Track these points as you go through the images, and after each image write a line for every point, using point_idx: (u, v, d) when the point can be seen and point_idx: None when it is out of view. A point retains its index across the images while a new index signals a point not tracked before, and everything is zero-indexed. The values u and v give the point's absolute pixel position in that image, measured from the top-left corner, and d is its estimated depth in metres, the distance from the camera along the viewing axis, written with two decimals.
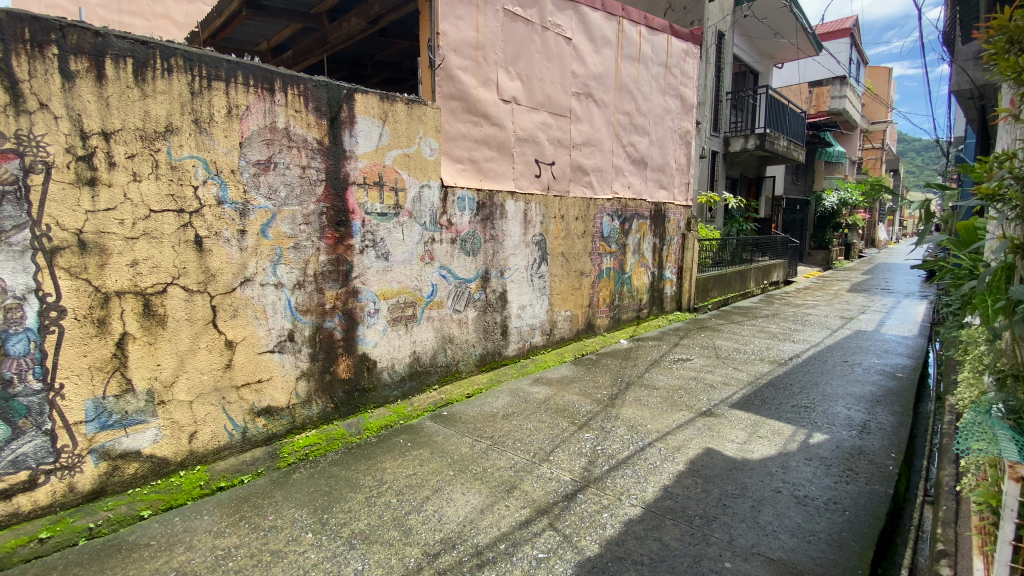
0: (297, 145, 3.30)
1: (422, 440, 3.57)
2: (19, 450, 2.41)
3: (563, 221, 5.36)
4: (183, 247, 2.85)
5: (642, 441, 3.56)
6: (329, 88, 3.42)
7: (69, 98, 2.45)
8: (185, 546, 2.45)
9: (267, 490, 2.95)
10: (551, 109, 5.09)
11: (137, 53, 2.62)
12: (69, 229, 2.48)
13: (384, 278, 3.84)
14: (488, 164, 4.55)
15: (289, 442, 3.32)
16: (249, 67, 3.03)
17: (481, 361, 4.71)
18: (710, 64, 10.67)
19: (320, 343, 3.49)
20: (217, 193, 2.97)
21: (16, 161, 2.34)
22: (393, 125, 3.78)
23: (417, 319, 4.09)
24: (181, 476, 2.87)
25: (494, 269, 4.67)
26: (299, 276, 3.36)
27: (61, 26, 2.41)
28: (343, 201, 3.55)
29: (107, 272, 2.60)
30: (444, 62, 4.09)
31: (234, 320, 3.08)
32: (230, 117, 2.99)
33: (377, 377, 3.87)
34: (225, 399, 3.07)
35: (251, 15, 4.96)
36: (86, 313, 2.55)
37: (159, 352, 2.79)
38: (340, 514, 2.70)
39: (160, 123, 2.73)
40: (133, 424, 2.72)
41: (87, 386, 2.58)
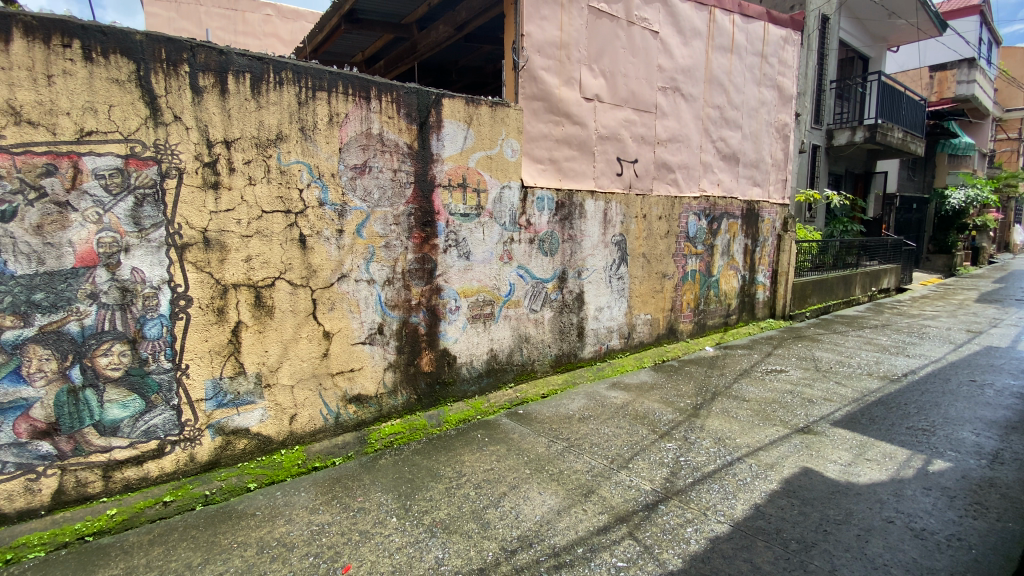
0: (389, 149, 3.47)
1: (499, 436, 3.61)
2: (151, 422, 2.75)
3: (646, 220, 5.19)
4: (289, 245, 3.11)
5: (731, 456, 3.35)
6: (420, 94, 3.57)
7: (198, 111, 2.77)
8: (285, 518, 2.66)
9: (357, 473, 3.14)
10: (636, 106, 4.95)
11: (254, 69, 2.90)
12: (196, 228, 2.80)
13: (465, 277, 3.93)
14: (570, 164, 4.52)
15: (376, 429, 3.50)
16: (348, 76, 3.24)
17: (557, 362, 4.67)
18: (811, 52, 9.83)
19: (405, 337, 3.66)
20: (319, 195, 3.20)
21: (154, 167, 2.67)
22: (477, 127, 3.87)
23: (495, 318, 4.14)
24: (282, 454, 3.14)
25: (572, 269, 4.63)
26: (388, 273, 3.53)
27: (192, 47, 2.72)
28: (429, 202, 3.69)
29: (227, 266, 2.90)
30: (528, 63, 4.11)
31: (332, 313, 3.31)
32: (331, 124, 3.22)
33: (457, 372, 3.97)
34: (321, 385, 3.31)
35: (349, 29, 5.34)
36: (209, 303, 2.86)
37: (267, 340, 3.07)
38: (422, 501, 2.80)
39: (272, 131, 3.00)
40: (244, 404, 3.02)
41: (208, 367, 2.89)
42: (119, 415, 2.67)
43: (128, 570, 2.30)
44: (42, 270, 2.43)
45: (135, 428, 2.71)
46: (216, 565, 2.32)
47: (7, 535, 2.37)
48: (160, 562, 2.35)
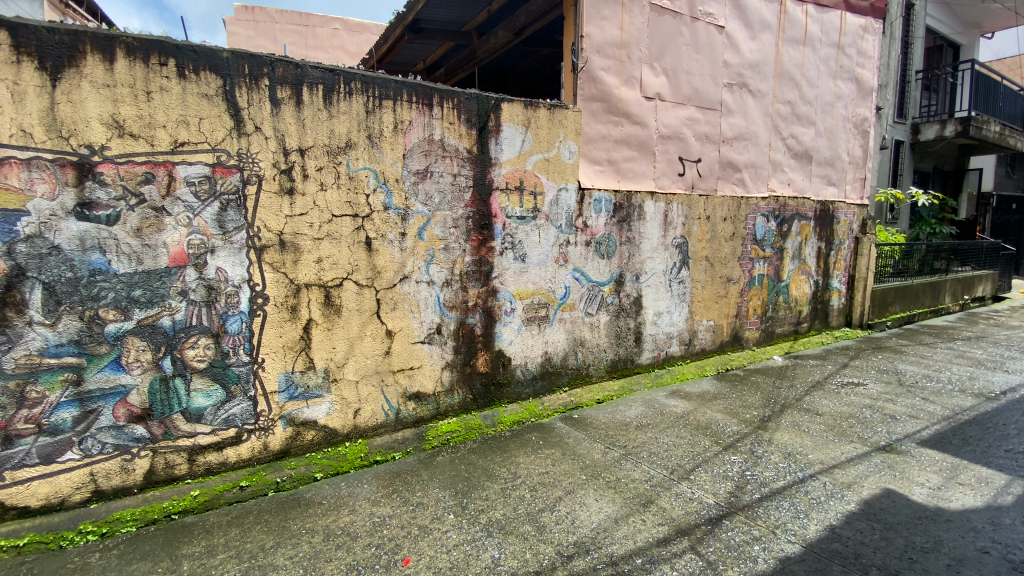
0: (450, 154, 3.55)
1: (554, 440, 3.59)
2: (231, 410, 2.95)
3: (709, 222, 4.99)
4: (356, 247, 3.25)
5: (802, 473, 3.15)
6: (480, 100, 3.63)
7: (276, 122, 2.96)
8: (349, 509, 2.78)
9: (416, 468, 3.23)
10: (699, 104, 4.78)
11: (326, 80, 3.06)
12: (273, 231, 2.99)
13: (521, 279, 3.95)
14: (629, 165, 4.43)
15: (434, 426, 3.58)
16: (412, 84, 3.35)
17: (614, 367, 4.57)
18: (894, 40, 9.10)
19: (462, 337, 3.72)
20: (384, 200, 3.33)
21: (237, 174, 2.88)
22: (535, 131, 3.88)
23: (550, 320, 4.12)
24: (346, 447, 3.28)
25: (630, 272, 4.52)
26: (446, 275, 3.61)
27: (272, 61, 2.91)
28: (487, 205, 3.74)
29: (300, 267, 3.08)
30: (587, 64, 4.08)
31: (394, 313, 3.42)
32: (396, 131, 3.34)
33: (512, 374, 3.98)
34: (383, 381, 3.43)
35: (412, 38, 5.53)
36: (283, 301, 3.04)
37: (334, 337, 3.22)
38: (479, 500, 2.83)
39: (342, 139, 3.15)
40: (312, 397, 3.18)
41: (282, 362, 3.07)
42: (203, 403, 2.88)
43: (209, 547, 2.48)
44: (140, 269, 2.68)
45: (216, 416, 2.92)
46: (286, 549, 2.45)
47: (105, 509, 2.62)
48: (237, 543, 2.52)
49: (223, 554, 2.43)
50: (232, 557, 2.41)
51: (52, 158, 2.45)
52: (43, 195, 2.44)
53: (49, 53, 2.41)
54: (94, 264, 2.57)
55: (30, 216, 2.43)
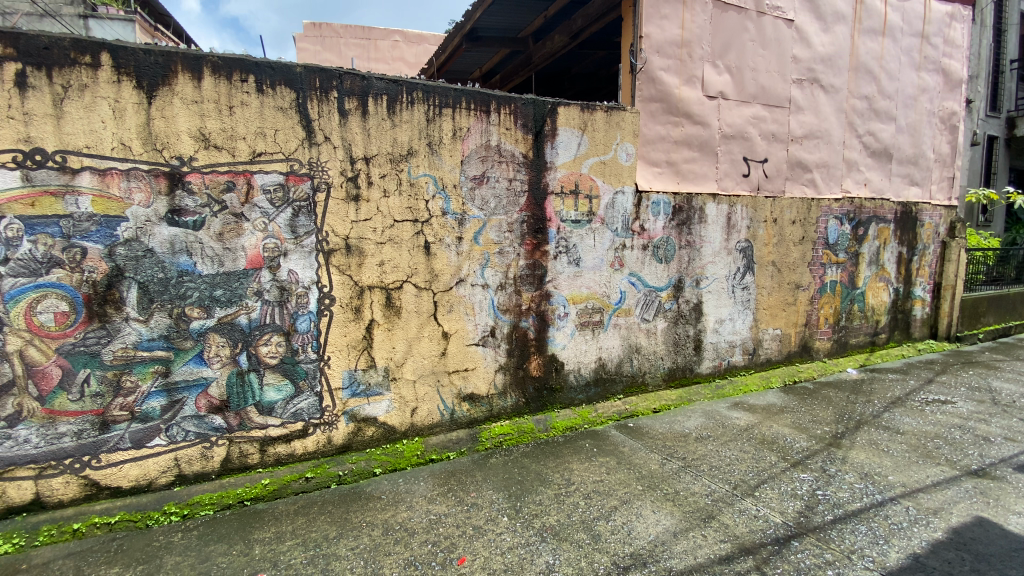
0: (506, 159, 3.59)
1: (609, 448, 3.53)
2: (298, 405, 3.12)
3: (776, 225, 4.75)
4: (415, 251, 3.35)
5: (880, 495, 2.92)
6: (536, 104, 3.64)
7: (344, 132, 3.10)
8: (406, 505, 2.85)
9: (470, 469, 3.27)
10: (765, 101, 4.57)
11: (390, 91, 3.18)
12: (340, 235, 3.14)
13: (575, 283, 3.91)
14: (689, 166, 4.30)
15: (487, 428, 3.61)
16: (471, 92, 3.41)
17: (671, 376, 4.42)
18: (986, 27, 8.33)
19: (516, 340, 3.73)
20: (442, 206, 3.41)
21: (308, 182, 3.04)
22: (592, 134, 3.84)
23: (605, 326, 4.05)
24: (404, 444, 3.37)
25: (689, 277, 4.37)
26: (501, 279, 3.64)
27: (340, 75, 3.05)
28: (542, 209, 3.74)
29: (363, 269, 3.21)
30: (646, 65, 4.01)
31: (450, 315, 3.49)
32: (455, 139, 3.41)
33: (565, 379, 3.94)
34: (439, 382, 3.50)
35: (469, 47, 5.65)
36: (348, 302, 3.18)
37: (394, 337, 3.33)
38: (533, 504, 2.83)
39: (404, 147, 3.26)
40: (373, 394, 3.30)
41: (345, 360, 3.21)
42: (274, 397, 3.06)
43: (278, 534, 2.63)
44: (221, 270, 2.89)
45: (286, 410, 3.09)
46: (348, 540, 2.55)
47: (187, 493, 2.84)
48: (303, 531, 2.65)
49: (291, 541, 2.56)
50: (298, 545, 2.53)
51: (147, 169, 2.70)
52: (140, 202, 2.69)
53: (146, 73, 2.65)
54: (182, 266, 2.80)
55: (129, 221, 2.68)
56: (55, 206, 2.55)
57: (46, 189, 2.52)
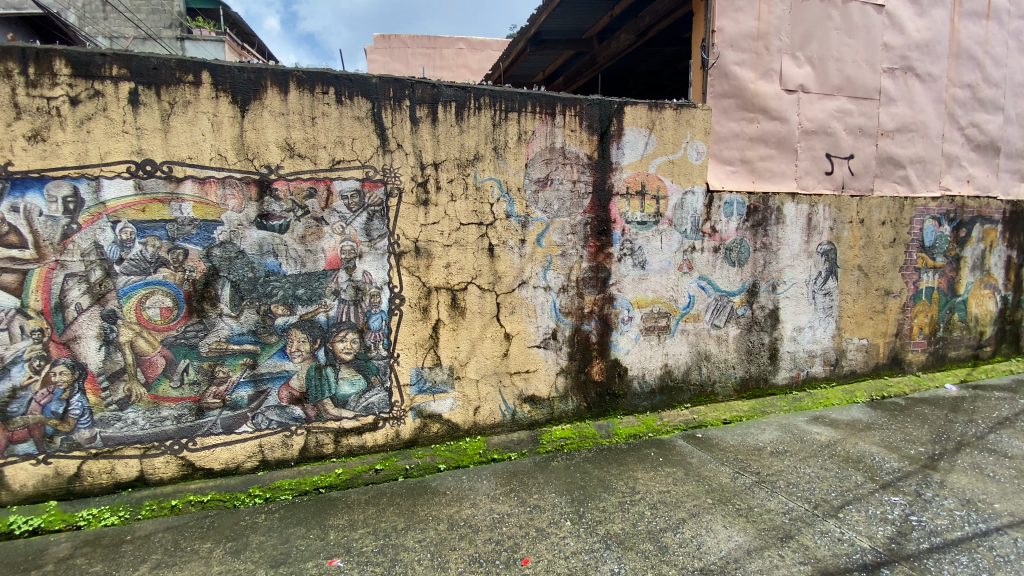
0: (571, 161, 3.57)
1: (675, 458, 3.41)
2: (370, 399, 3.26)
3: (862, 226, 4.40)
4: (480, 253, 3.41)
5: (985, 525, 2.63)
6: (602, 105, 3.59)
7: (415, 139, 3.22)
8: (470, 502, 2.90)
9: (531, 470, 3.28)
10: (851, 94, 4.26)
11: (458, 97, 3.26)
12: (409, 238, 3.26)
13: (640, 286, 3.81)
14: (765, 164, 4.08)
15: (548, 431, 3.61)
16: (537, 95, 3.43)
17: (743, 386, 4.20)
18: None
19: (578, 344, 3.70)
20: (507, 208, 3.45)
21: (381, 187, 3.19)
22: (660, 133, 3.74)
23: (671, 331, 3.92)
24: (466, 442, 3.44)
25: (764, 282, 4.14)
26: (563, 281, 3.62)
27: (412, 84, 3.17)
28: (607, 211, 3.68)
29: (431, 271, 3.32)
30: (718, 60, 3.85)
31: (513, 316, 3.53)
32: (520, 142, 3.44)
33: (628, 385, 3.86)
34: (501, 382, 3.54)
35: (533, 50, 5.69)
36: (416, 302, 3.30)
37: (459, 337, 3.41)
38: (596, 511, 2.79)
39: (471, 152, 3.34)
40: (438, 392, 3.40)
41: (413, 358, 3.33)
42: (348, 391, 3.22)
43: (350, 521, 2.76)
44: (303, 271, 3.08)
45: (358, 403, 3.24)
46: (415, 533, 2.63)
47: (269, 477, 3.05)
48: (373, 521, 2.76)
49: (362, 529, 2.68)
50: (370, 533, 2.64)
51: (240, 177, 2.93)
52: (233, 208, 2.93)
53: (239, 88, 2.88)
54: (269, 266, 3.02)
55: (224, 225, 2.92)
56: (162, 212, 2.82)
57: (155, 196, 2.80)
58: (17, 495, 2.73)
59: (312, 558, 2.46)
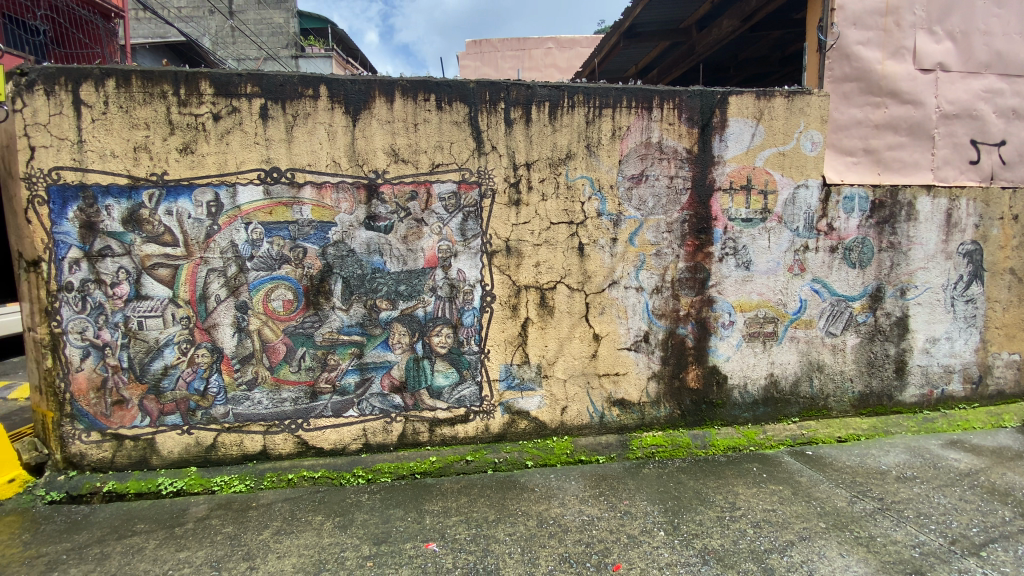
0: (668, 156, 3.43)
1: (781, 476, 3.15)
2: (462, 392, 3.38)
3: (1017, 223, 3.78)
4: (570, 252, 3.39)
5: None
6: (704, 96, 3.41)
7: (509, 140, 3.27)
8: (559, 501, 2.90)
9: (621, 475, 3.20)
10: (1003, 70, 3.68)
11: (552, 97, 3.26)
12: (501, 237, 3.33)
13: (743, 288, 3.57)
14: (893, 154, 3.64)
15: (638, 436, 3.50)
16: (633, 90, 3.33)
17: (862, 402, 3.79)
18: None
19: (672, 348, 3.55)
20: (599, 207, 3.40)
21: (476, 188, 3.28)
22: (768, 123, 3.48)
23: (777, 338, 3.63)
24: (554, 441, 3.44)
25: (890, 286, 3.70)
26: (657, 282, 3.49)
27: (508, 86, 3.23)
28: (707, 208, 3.49)
29: (522, 270, 3.36)
30: (838, 41, 3.50)
31: (603, 317, 3.46)
32: (614, 138, 3.37)
33: (727, 394, 3.63)
34: (590, 383, 3.49)
35: (627, 44, 5.55)
36: (507, 300, 3.36)
37: (547, 336, 3.42)
38: (692, 523, 2.66)
39: (563, 151, 3.33)
40: (526, 389, 3.43)
41: (503, 355, 3.39)
42: (443, 383, 3.36)
43: (445, 509, 2.87)
44: (404, 268, 3.26)
45: (451, 395, 3.37)
46: (506, 526, 2.68)
47: (371, 460, 3.27)
48: (466, 510, 2.86)
49: (456, 517, 2.78)
50: (462, 522, 2.74)
51: (351, 181, 3.16)
52: (345, 210, 3.17)
53: (352, 99, 3.11)
54: (375, 264, 3.23)
55: (337, 225, 3.18)
56: (286, 214, 3.13)
57: (280, 200, 3.12)
58: (165, 459, 3.18)
59: (410, 540, 2.60)
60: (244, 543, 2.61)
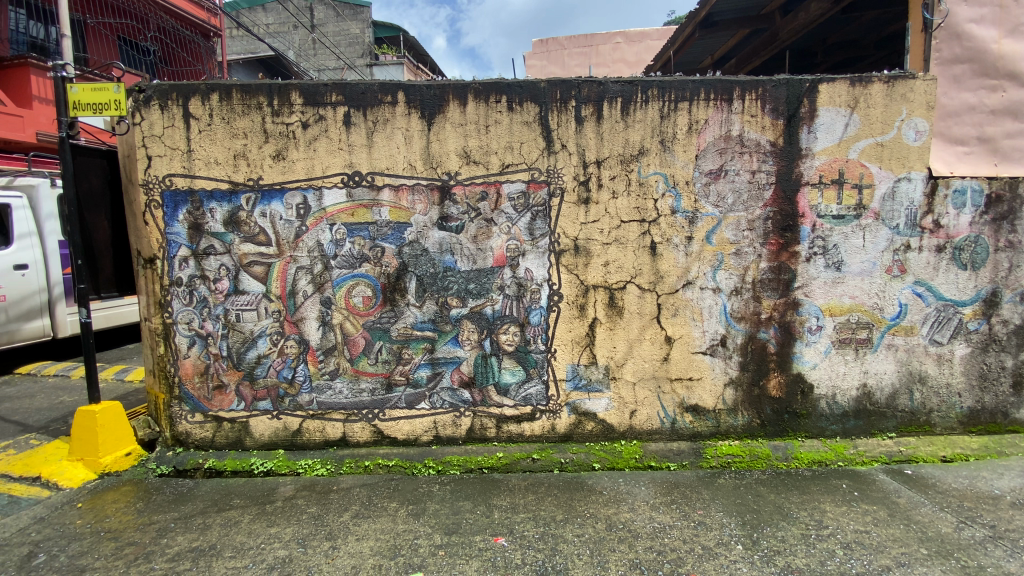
0: (749, 150, 3.25)
1: (875, 495, 2.90)
2: (528, 390, 3.40)
3: None
4: (641, 251, 3.31)
5: None
6: (790, 85, 3.20)
7: (579, 138, 3.25)
8: (629, 506, 2.85)
9: (694, 483, 3.08)
10: None
11: (625, 92, 3.20)
12: (570, 236, 3.31)
13: (833, 291, 3.31)
14: (1013, 142, 3.23)
15: (713, 445, 3.35)
16: (711, 82, 3.19)
17: (972, 419, 3.40)
18: None
19: (751, 353, 3.37)
20: (673, 204, 3.29)
21: (545, 187, 3.28)
22: (864, 111, 3.20)
23: (872, 345, 3.34)
24: (622, 445, 3.38)
25: (1009, 290, 3.30)
26: (736, 283, 3.33)
27: (579, 83, 3.20)
28: (792, 204, 3.28)
29: (590, 269, 3.32)
30: (947, 19, 3.16)
31: (675, 319, 3.35)
32: (690, 133, 3.24)
33: (813, 404, 3.39)
34: (661, 387, 3.39)
35: (702, 34, 5.33)
36: (575, 299, 3.34)
37: (616, 337, 3.36)
38: (774, 539, 2.52)
39: (636, 147, 3.25)
40: (594, 390, 3.40)
41: (570, 355, 3.38)
42: (509, 380, 3.39)
43: (512, 504, 2.91)
44: (474, 267, 3.33)
45: (518, 393, 3.40)
46: (574, 527, 2.67)
47: (441, 453, 3.37)
48: (534, 508, 2.87)
49: (524, 514, 2.81)
50: (530, 519, 2.76)
51: (425, 183, 3.28)
52: (419, 211, 3.29)
53: (426, 104, 3.22)
54: (446, 262, 3.32)
55: (412, 226, 3.30)
56: (366, 216, 3.30)
57: (361, 202, 3.29)
58: (257, 441, 3.46)
59: (480, 533, 2.65)
60: (327, 523, 2.79)
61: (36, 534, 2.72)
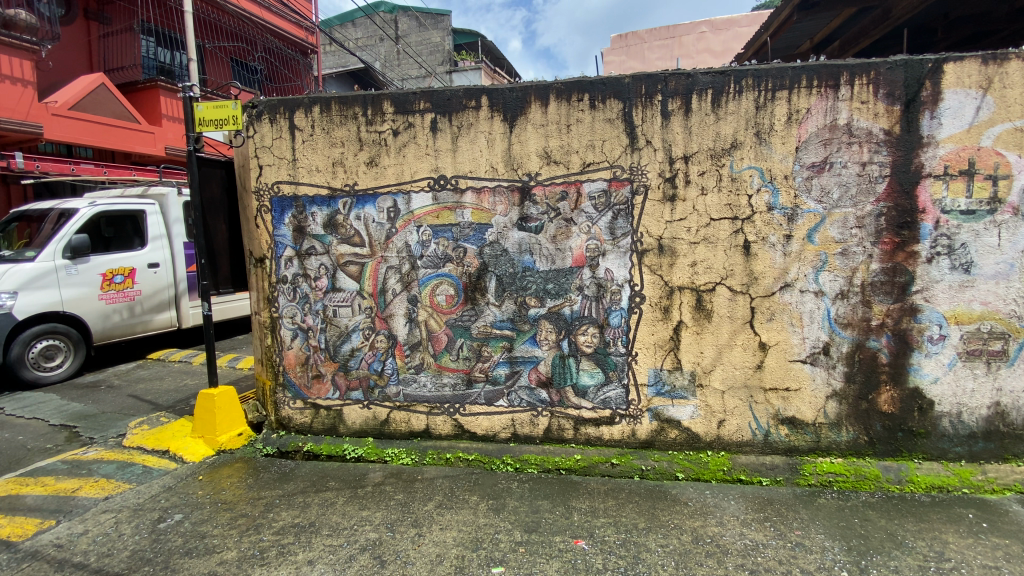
0: (859, 140, 2.97)
1: (1011, 530, 2.54)
2: (608, 393, 3.34)
3: None
4: (733, 251, 3.14)
5: None
6: (910, 65, 2.87)
7: (665, 134, 3.14)
8: (716, 519, 2.71)
9: (790, 501, 2.87)
10: None
11: (716, 83, 3.04)
12: (654, 235, 3.21)
13: (961, 296, 2.94)
14: None
15: (812, 462, 3.10)
16: (815, 67, 2.95)
17: None
18: None
19: (859, 363, 3.08)
20: (769, 200, 3.08)
21: (628, 186, 3.21)
22: (1002, 92, 2.81)
23: (1009, 358, 2.94)
24: (709, 455, 3.22)
25: None
26: (842, 285, 3.05)
27: (666, 77, 3.09)
28: (911, 199, 2.94)
29: (675, 270, 3.20)
30: None
31: (770, 324, 3.14)
32: (790, 123, 3.02)
33: (933, 423, 3.03)
34: (753, 397, 3.19)
35: (802, 16, 4.99)
36: (658, 301, 3.24)
37: (703, 342, 3.21)
38: (885, 569, 2.28)
39: (727, 141, 3.08)
40: (678, 397, 3.27)
41: (652, 358, 3.28)
42: (588, 382, 3.36)
43: (592, 508, 2.87)
44: (553, 267, 3.33)
45: (596, 395, 3.36)
46: (658, 536, 2.59)
47: (519, 451, 3.41)
48: (614, 513, 2.82)
49: (604, 519, 2.77)
50: (611, 524, 2.71)
51: (507, 184, 3.33)
52: (501, 212, 3.35)
53: (509, 107, 3.27)
54: (526, 262, 3.36)
55: (493, 227, 3.37)
56: (451, 217, 3.41)
57: (446, 205, 3.41)
58: (350, 429, 3.70)
59: (559, 533, 2.66)
60: (413, 511, 2.92)
61: (166, 501, 3.11)
